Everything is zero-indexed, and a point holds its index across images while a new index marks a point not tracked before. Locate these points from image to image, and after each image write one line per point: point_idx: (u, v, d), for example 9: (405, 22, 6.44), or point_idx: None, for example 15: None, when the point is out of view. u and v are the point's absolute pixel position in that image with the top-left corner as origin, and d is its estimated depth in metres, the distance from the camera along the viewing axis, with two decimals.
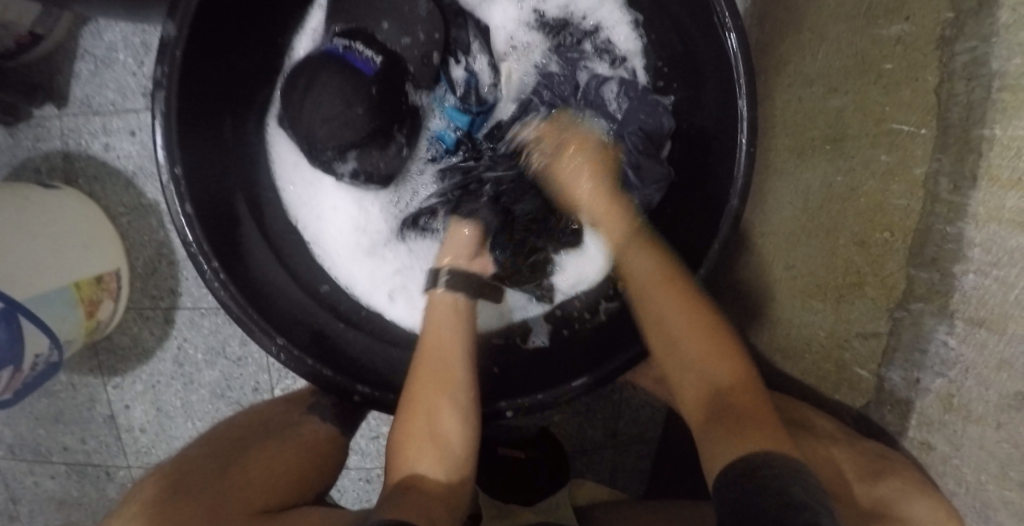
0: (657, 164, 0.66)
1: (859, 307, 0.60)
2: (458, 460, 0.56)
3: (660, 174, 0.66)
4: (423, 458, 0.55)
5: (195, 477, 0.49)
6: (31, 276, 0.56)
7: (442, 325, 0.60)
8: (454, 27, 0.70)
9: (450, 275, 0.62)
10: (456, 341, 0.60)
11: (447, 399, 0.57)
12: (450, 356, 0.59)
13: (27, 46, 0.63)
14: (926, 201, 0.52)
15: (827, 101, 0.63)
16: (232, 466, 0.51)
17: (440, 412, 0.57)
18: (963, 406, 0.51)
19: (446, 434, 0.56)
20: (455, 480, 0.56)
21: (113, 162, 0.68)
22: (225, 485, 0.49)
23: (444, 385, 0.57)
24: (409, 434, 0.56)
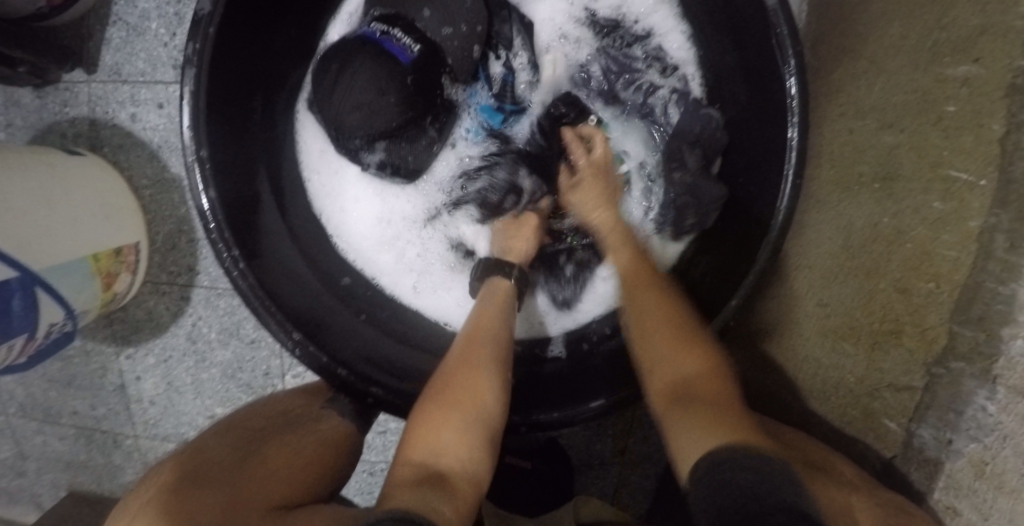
0: (713, 183, 0.65)
1: (893, 357, 0.57)
2: (485, 444, 0.52)
3: (716, 195, 0.65)
4: (446, 429, 0.51)
5: (214, 469, 0.49)
6: (50, 245, 0.55)
7: (493, 308, 0.61)
8: (497, 20, 0.67)
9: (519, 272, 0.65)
10: (498, 319, 0.60)
11: (485, 371, 0.55)
12: (496, 331, 0.58)
13: (62, 8, 0.61)
14: (978, 256, 0.50)
15: (881, 137, 0.60)
16: (251, 458, 0.50)
17: (479, 387, 0.53)
18: (997, 475, 0.48)
19: (478, 413, 0.52)
20: (481, 466, 0.51)
21: (139, 133, 0.66)
22: (244, 477, 0.48)
23: (483, 362, 0.55)
24: (438, 400, 0.53)
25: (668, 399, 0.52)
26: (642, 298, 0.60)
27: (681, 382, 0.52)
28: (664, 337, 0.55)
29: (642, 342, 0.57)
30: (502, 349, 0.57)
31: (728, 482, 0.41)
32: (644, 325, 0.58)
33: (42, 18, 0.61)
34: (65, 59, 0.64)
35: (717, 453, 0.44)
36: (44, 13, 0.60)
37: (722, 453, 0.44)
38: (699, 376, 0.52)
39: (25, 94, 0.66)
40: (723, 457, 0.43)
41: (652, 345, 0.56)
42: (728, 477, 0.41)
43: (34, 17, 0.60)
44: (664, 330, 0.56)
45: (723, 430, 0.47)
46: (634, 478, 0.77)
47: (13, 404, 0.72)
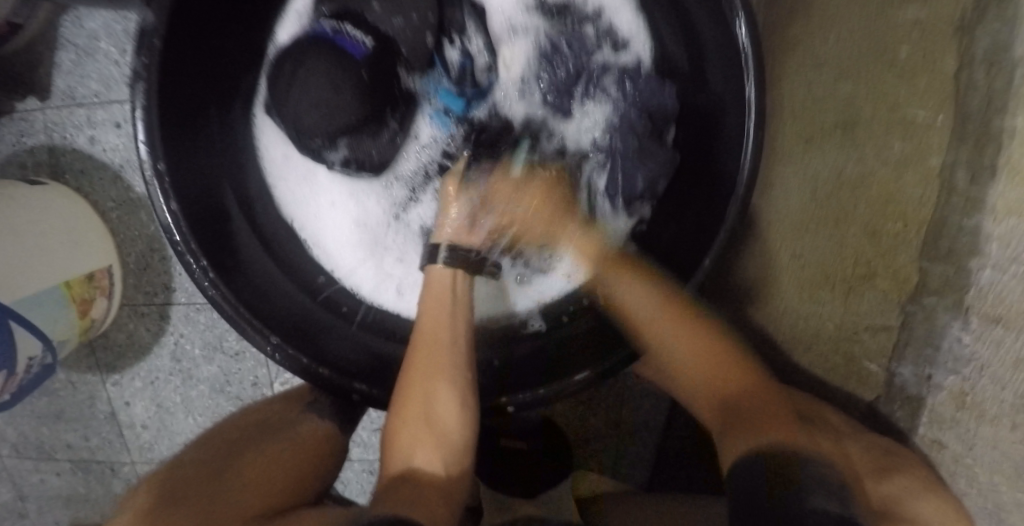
0: (661, 150, 0.65)
1: (869, 300, 0.58)
2: (454, 453, 0.54)
3: (665, 158, 0.65)
4: (420, 449, 0.53)
5: (190, 485, 0.49)
6: (14, 278, 0.55)
7: (436, 309, 0.58)
8: (448, 6, 0.67)
9: (447, 252, 0.60)
10: (452, 316, 0.57)
11: (442, 383, 0.55)
12: (448, 332, 0.57)
13: (8, 37, 0.60)
14: (942, 192, 0.50)
15: (837, 89, 0.60)
16: (224, 472, 0.51)
17: (438, 399, 0.54)
18: (977, 404, 0.50)
19: (442, 424, 0.54)
20: (452, 473, 0.53)
21: (100, 156, 0.65)
22: (212, 490, 0.48)
23: (441, 370, 0.55)
24: (404, 421, 0.54)
25: (714, 408, 0.58)
26: (671, 333, 0.59)
27: (731, 401, 0.57)
28: (688, 350, 0.60)
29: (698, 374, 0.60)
30: (460, 350, 0.57)
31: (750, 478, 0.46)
32: (679, 342, 0.59)
33: None
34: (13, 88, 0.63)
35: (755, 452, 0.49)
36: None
37: (761, 454, 0.48)
38: (750, 388, 0.56)
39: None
40: (770, 461, 0.47)
41: (695, 355, 0.60)
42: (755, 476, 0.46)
43: None
44: (688, 350, 0.60)
45: (768, 429, 0.51)
46: (632, 449, 0.78)
47: (5, 446, 0.72)
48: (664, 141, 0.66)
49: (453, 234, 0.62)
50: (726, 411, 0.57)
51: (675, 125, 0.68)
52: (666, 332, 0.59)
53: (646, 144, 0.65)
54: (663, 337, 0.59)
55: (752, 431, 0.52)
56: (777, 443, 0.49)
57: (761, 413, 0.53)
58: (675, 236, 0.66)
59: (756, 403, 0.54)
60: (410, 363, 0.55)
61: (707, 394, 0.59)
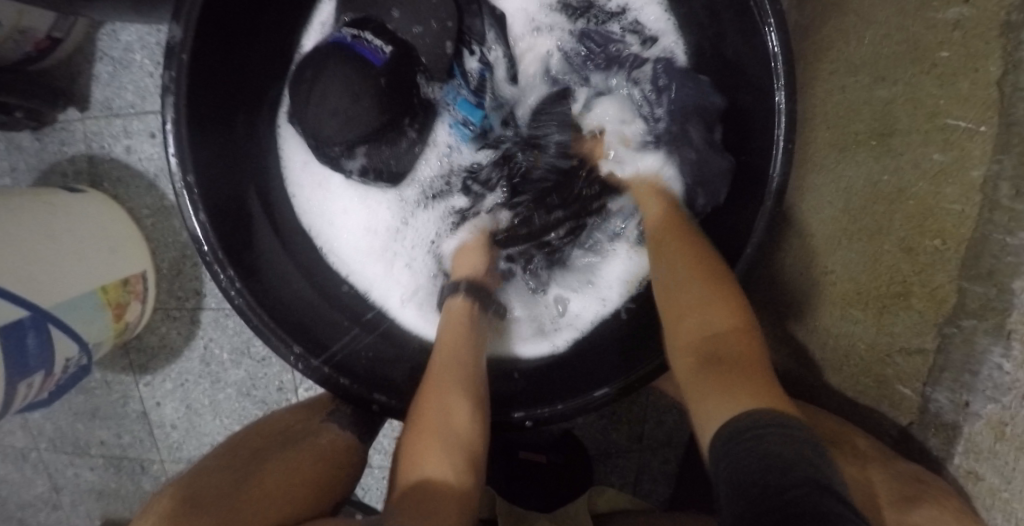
0: (719, 155, 0.61)
1: (903, 320, 0.55)
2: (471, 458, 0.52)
3: (721, 165, 0.61)
4: (432, 456, 0.50)
5: (211, 492, 0.49)
6: (52, 284, 0.56)
7: (454, 332, 0.60)
8: (468, 15, 0.66)
9: (467, 285, 0.63)
10: (460, 340, 0.59)
11: (457, 395, 0.54)
12: (461, 353, 0.57)
13: (47, 51, 0.63)
14: (983, 207, 0.49)
15: (875, 91, 0.58)
16: (248, 478, 0.52)
17: (453, 408, 0.53)
18: (1016, 435, 0.46)
19: (458, 432, 0.52)
20: (470, 482, 0.50)
21: (135, 164, 0.68)
22: (237, 496, 0.49)
23: (455, 382, 0.55)
24: (417, 435, 0.52)
25: (690, 348, 0.48)
26: (687, 276, 0.52)
27: (710, 334, 0.47)
28: (703, 298, 0.50)
29: (687, 321, 0.49)
30: (469, 366, 0.57)
31: (752, 463, 0.35)
32: (692, 290, 0.51)
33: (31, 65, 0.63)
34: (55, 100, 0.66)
35: (732, 416, 0.40)
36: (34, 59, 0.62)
37: (743, 411, 0.39)
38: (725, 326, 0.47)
39: (24, 138, 0.68)
40: (747, 422, 0.38)
41: (698, 302, 0.50)
42: (752, 460, 0.35)
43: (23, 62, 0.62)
44: (700, 287, 0.50)
45: (747, 383, 0.42)
46: (654, 464, 0.76)
47: (44, 440, 0.75)
48: (715, 142, 0.63)
49: (474, 268, 0.65)
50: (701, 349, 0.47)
51: (720, 121, 0.63)
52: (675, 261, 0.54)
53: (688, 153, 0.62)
54: (683, 287, 0.52)
55: (717, 385, 0.43)
56: (758, 406, 0.39)
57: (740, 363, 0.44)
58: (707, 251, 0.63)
59: (743, 348, 0.45)
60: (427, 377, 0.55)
61: (689, 332, 0.49)
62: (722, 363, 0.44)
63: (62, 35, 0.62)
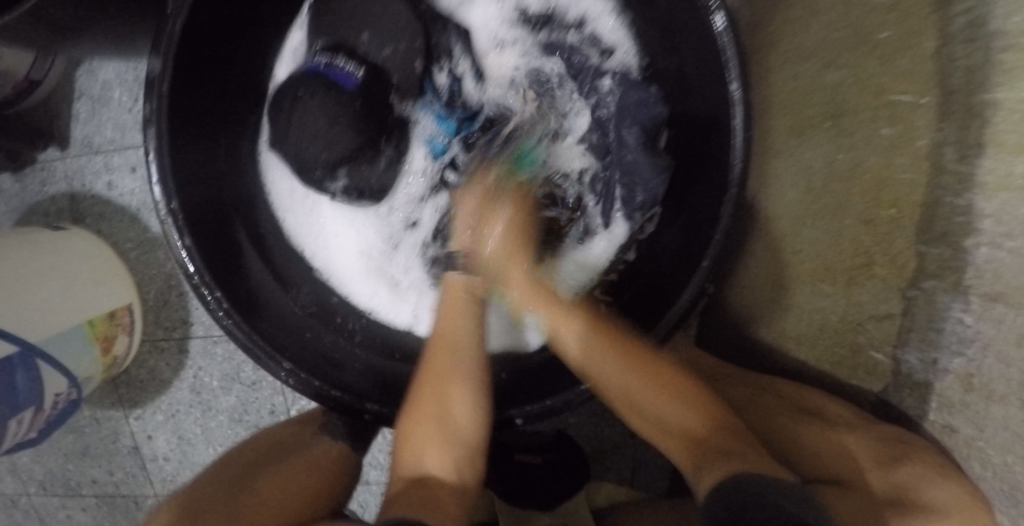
0: (655, 155, 0.65)
1: (869, 289, 0.58)
2: (469, 445, 0.57)
3: (664, 164, 0.65)
4: (429, 448, 0.56)
5: (207, 506, 0.50)
6: (42, 316, 0.57)
7: (457, 314, 0.61)
8: (435, 32, 0.69)
9: (465, 261, 0.62)
10: (468, 325, 0.60)
11: (458, 386, 0.57)
12: (466, 342, 0.59)
13: (28, 93, 0.63)
14: (932, 172, 0.52)
15: (825, 77, 0.61)
16: (244, 490, 0.52)
17: (451, 403, 0.57)
18: (983, 387, 0.49)
19: (455, 425, 0.56)
20: (465, 478, 0.56)
21: (117, 199, 0.67)
22: (236, 507, 0.50)
23: (457, 376, 0.57)
24: (415, 423, 0.56)
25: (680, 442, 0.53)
26: (608, 361, 0.56)
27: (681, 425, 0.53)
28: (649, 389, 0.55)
29: (658, 412, 0.55)
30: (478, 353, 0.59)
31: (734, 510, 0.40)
32: (634, 380, 0.55)
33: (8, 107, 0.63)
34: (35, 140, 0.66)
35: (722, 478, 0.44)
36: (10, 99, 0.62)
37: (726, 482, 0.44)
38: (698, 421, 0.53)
39: (7, 180, 0.69)
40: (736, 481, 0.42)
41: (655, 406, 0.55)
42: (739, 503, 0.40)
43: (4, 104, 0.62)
44: (632, 377, 0.55)
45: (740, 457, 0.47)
46: (651, 458, 0.77)
47: (34, 483, 0.74)
48: (659, 146, 0.67)
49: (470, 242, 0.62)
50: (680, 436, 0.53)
51: (667, 127, 0.68)
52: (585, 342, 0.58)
53: (634, 156, 0.65)
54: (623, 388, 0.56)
55: (711, 461, 0.48)
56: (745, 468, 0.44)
57: (720, 445, 0.49)
58: (681, 235, 0.66)
59: (720, 438, 0.50)
60: (425, 366, 0.58)
61: (669, 432, 0.54)
62: (708, 450, 0.49)
63: (42, 77, 0.63)
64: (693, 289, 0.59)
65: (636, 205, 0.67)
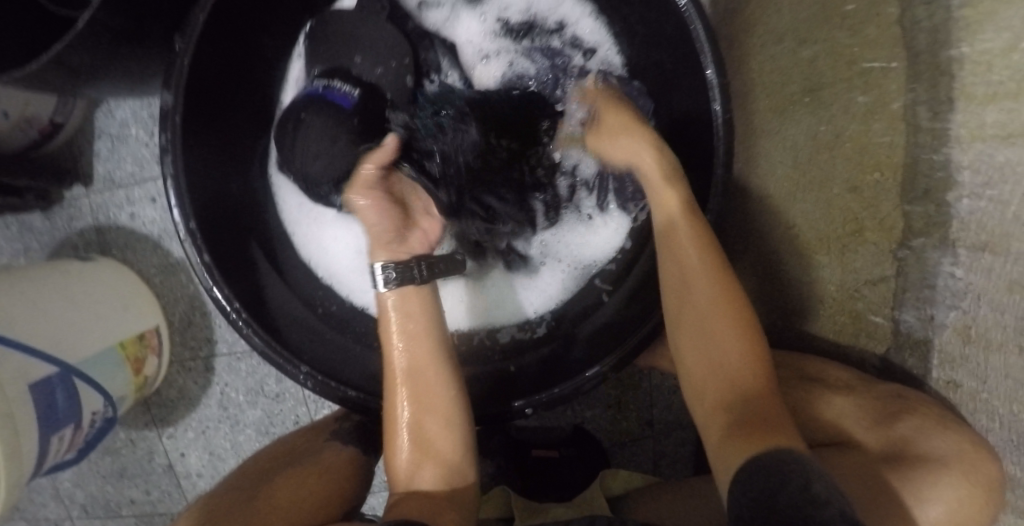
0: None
1: (863, 255, 0.58)
2: (455, 458, 0.57)
3: None
4: (420, 464, 0.56)
5: (225, 510, 0.52)
6: (76, 339, 0.61)
7: (414, 332, 0.56)
8: (422, 49, 0.71)
9: (389, 271, 0.55)
10: (437, 339, 0.57)
11: (428, 409, 0.56)
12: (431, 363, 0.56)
13: (51, 136, 0.65)
14: (908, 134, 0.53)
15: (800, 54, 0.62)
16: (260, 493, 0.54)
17: (424, 421, 0.56)
18: (982, 336, 0.49)
19: (438, 444, 0.56)
20: (457, 486, 0.57)
21: (140, 228, 0.71)
22: (253, 510, 0.52)
23: (430, 396, 0.56)
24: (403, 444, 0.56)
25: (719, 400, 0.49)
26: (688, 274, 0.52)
27: (728, 372, 0.49)
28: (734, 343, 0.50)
29: (724, 337, 0.50)
30: (446, 361, 0.57)
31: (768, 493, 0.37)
32: (724, 335, 0.50)
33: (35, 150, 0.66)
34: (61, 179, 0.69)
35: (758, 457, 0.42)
36: (38, 143, 0.64)
37: (763, 458, 0.41)
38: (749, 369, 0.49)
39: (36, 219, 0.71)
40: (769, 461, 0.40)
41: (712, 331, 0.50)
42: (771, 484, 0.38)
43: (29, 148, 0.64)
44: (705, 297, 0.51)
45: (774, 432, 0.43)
46: (670, 447, 0.79)
47: (76, 507, 0.78)
48: None
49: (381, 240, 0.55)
50: (722, 382, 0.50)
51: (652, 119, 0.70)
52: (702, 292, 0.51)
53: None
54: (711, 326, 0.50)
55: (746, 434, 0.45)
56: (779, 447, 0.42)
57: (766, 405, 0.46)
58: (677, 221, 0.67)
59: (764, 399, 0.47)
60: (392, 388, 0.56)
61: (716, 373, 0.50)
62: (747, 419, 0.46)
63: (65, 119, 0.65)
64: None
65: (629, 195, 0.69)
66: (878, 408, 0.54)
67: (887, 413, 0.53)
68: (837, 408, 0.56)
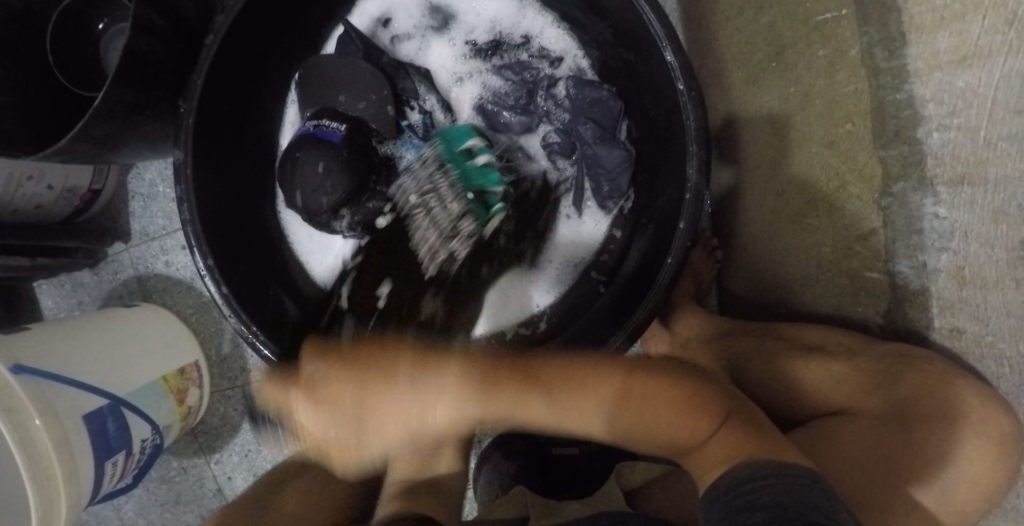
0: (612, 147, 0.72)
1: (849, 210, 0.55)
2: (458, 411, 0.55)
3: (620, 156, 0.72)
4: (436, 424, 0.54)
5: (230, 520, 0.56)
6: (125, 376, 0.69)
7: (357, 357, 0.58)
8: (399, 80, 0.76)
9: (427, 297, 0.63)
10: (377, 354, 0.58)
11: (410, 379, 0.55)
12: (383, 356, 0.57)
13: (90, 203, 0.76)
14: (869, 77, 0.49)
15: (760, 20, 0.61)
16: (268, 506, 0.59)
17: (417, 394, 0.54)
18: (976, 275, 0.47)
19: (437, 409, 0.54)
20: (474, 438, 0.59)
21: (175, 274, 0.82)
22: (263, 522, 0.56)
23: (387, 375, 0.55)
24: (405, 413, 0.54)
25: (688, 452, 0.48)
26: (533, 394, 0.54)
27: (676, 443, 0.49)
28: (667, 415, 0.49)
29: (646, 416, 0.50)
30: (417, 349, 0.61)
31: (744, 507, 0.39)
32: (658, 412, 0.49)
33: (78, 216, 0.76)
34: (103, 239, 0.79)
35: (733, 472, 0.42)
36: (80, 209, 0.75)
37: (737, 469, 0.42)
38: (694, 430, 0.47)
39: (84, 274, 0.82)
40: (747, 473, 0.41)
41: (642, 416, 0.50)
42: (743, 502, 0.39)
43: (76, 215, 0.75)
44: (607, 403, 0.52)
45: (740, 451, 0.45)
46: None
47: None
48: (619, 138, 0.74)
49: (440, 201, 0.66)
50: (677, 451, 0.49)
51: (626, 117, 0.75)
52: (613, 415, 0.51)
53: (593, 150, 0.73)
54: (641, 414, 0.50)
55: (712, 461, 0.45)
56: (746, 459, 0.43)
57: (730, 447, 0.45)
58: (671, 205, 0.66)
59: (725, 445, 0.46)
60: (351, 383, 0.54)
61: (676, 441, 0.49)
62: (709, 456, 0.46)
63: (101, 187, 0.76)
64: (677, 250, 0.61)
65: (606, 195, 0.74)
66: (878, 370, 0.53)
67: (886, 373, 0.52)
68: (837, 374, 0.56)
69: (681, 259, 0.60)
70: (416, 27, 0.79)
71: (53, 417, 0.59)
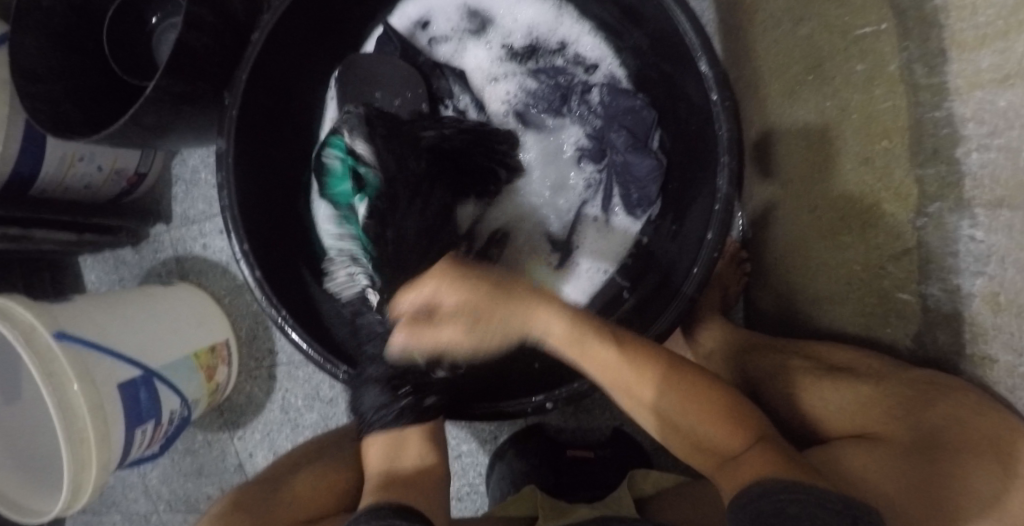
0: (644, 156, 0.72)
1: (883, 229, 0.53)
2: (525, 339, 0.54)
3: (650, 164, 0.72)
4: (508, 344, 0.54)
5: (248, 499, 0.59)
6: (159, 349, 0.71)
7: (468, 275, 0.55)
8: (434, 79, 0.79)
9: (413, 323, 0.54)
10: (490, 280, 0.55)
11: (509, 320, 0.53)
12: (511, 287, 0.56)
13: (137, 184, 0.80)
14: (908, 95, 0.48)
15: (798, 32, 0.60)
16: (281, 486, 0.61)
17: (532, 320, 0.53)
18: (1012, 301, 0.43)
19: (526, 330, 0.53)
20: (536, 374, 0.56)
21: (211, 257, 0.85)
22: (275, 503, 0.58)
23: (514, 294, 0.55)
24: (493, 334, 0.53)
25: (704, 455, 0.50)
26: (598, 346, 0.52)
27: (711, 446, 0.49)
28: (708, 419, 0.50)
29: (697, 417, 0.50)
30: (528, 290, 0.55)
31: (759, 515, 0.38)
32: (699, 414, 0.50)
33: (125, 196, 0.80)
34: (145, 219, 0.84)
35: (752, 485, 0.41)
36: (127, 190, 0.79)
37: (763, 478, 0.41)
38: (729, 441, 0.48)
39: (126, 252, 0.86)
40: (759, 489, 0.40)
41: (679, 412, 0.51)
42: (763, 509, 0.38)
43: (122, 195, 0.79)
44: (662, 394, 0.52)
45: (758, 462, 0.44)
46: None
47: (162, 503, 0.88)
48: (650, 147, 0.73)
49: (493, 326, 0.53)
50: (705, 450, 0.50)
51: (658, 128, 0.74)
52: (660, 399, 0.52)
53: (625, 158, 0.73)
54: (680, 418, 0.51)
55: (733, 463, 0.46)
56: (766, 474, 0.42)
57: (756, 453, 0.45)
58: (699, 212, 0.65)
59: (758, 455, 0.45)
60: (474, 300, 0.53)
61: (705, 445, 0.50)
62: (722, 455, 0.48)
63: (146, 169, 0.79)
64: (703, 262, 0.60)
65: (633, 201, 0.75)
66: (908, 395, 0.50)
67: (914, 400, 0.50)
68: (865, 396, 0.54)
69: (706, 269, 0.60)
70: (454, 30, 0.80)
71: (91, 384, 0.62)
